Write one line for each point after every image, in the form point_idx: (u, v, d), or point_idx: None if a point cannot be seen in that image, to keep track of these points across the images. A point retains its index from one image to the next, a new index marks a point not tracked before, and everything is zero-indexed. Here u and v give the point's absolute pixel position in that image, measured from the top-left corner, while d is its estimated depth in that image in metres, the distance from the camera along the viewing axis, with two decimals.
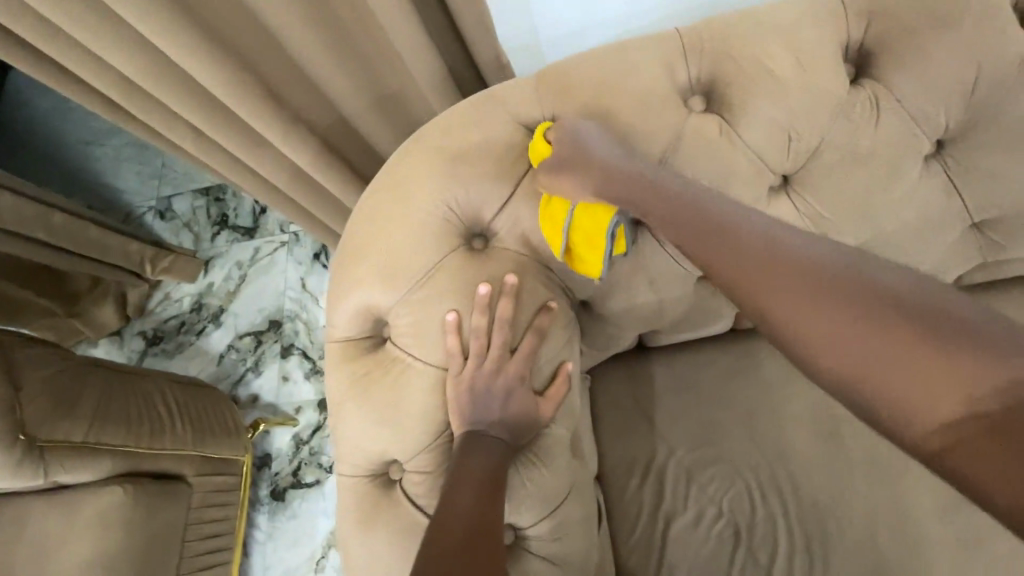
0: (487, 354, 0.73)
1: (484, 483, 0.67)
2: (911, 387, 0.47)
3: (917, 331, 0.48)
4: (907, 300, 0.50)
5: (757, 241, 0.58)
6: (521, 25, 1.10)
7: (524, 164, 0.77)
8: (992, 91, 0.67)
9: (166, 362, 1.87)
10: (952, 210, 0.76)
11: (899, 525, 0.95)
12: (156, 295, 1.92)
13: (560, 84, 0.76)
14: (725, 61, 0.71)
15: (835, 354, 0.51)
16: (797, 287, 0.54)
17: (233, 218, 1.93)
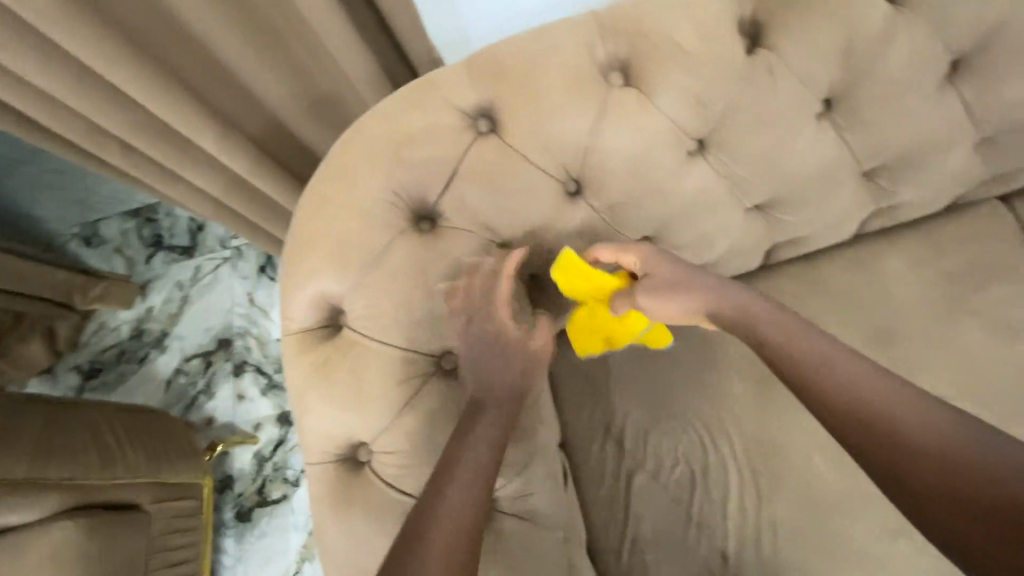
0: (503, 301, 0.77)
1: (482, 468, 0.68)
2: (931, 480, 0.57)
3: (938, 442, 0.59)
4: (925, 413, 0.61)
5: (796, 337, 0.70)
6: (446, 18, 1.14)
7: (463, 147, 0.80)
8: (865, 53, 0.76)
9: (107, 395, 1.78)
10: (845, 162, 0.85)
11: (831, 452, 1.05)
12: (88, 326, 1.82)
13: (488, 68, 0.80)
14: (637, 38, 0.77)
15: (870, 443, 0.61)
16: (830, 379, 0.66)
17: (169, 238, 1.86)
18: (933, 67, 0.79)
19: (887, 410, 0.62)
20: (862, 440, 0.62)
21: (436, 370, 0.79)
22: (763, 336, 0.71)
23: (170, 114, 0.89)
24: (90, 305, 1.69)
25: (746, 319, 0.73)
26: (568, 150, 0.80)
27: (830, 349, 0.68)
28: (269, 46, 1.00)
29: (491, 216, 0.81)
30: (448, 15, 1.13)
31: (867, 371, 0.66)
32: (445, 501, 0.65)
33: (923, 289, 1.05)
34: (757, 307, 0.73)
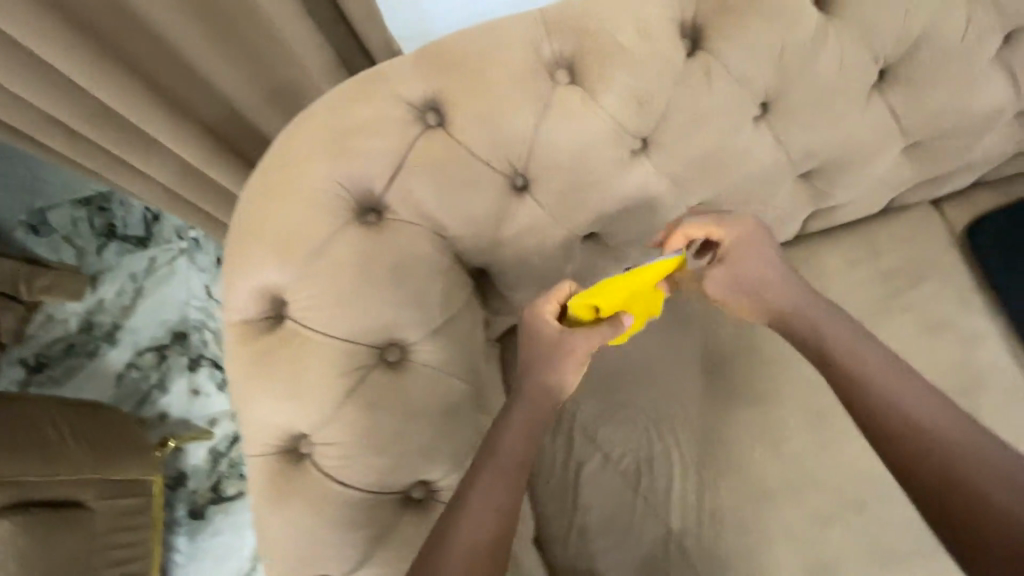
0: (546, 299, 0.79)
1: (507, 475, 0.72)
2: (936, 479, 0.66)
3: (951, 448, 0.67)
4: (945, 421, 0.69)
5: (840, 340, 0.77)
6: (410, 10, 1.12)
7: (410, 139, 0.80)
8: (796, 58, 0.79)
9: (53, 389, 1.71)
10: (782, 163, 0.89)
11: (770, 443, 1.09)
12: (35, 318, 1.74)
13: (437, 61, 0.80)
14: (581, 36, 0.78)
15: (892, 438, 0.70)
16: (863, 380, 0.74)
17: (123, 228, 1.81)
18: (862, 75, 0.82)
19: (914, 414, 0.70)
20: (886, 432, 0.70)
21: (379, 362, 0.79)
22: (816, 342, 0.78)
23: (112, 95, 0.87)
24: (37, 297, 1.65)
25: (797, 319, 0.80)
26: (514, 144, 0.81)
27: (876, 357, 0.75)
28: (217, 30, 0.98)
29: (438, 208, 0.81)
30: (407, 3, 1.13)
31: (903, 379, 0.73)
32: (471, 506, 0.69)
33: (861, 287, 1.10)
34: (808, 314, 0.80)
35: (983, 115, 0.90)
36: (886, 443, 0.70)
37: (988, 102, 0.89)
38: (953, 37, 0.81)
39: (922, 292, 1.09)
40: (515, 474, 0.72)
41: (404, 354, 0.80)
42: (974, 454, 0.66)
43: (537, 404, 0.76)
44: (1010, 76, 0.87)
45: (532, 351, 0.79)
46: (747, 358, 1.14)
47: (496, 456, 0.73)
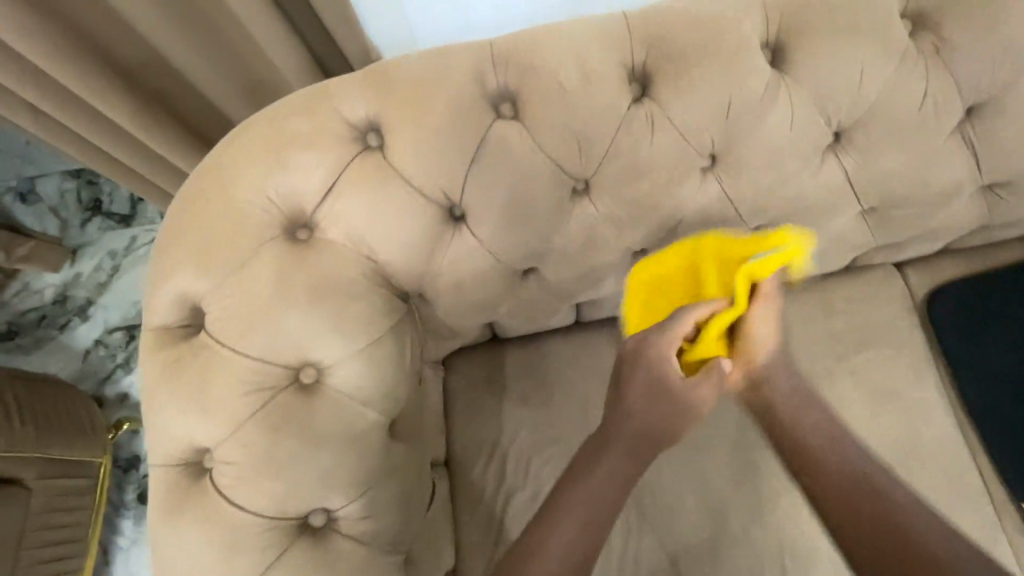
0: (666, 335, 0.72)
1: (588, 509, 0.72)
2: (875, 550, 0.64)
3: (899, 524, 0.64)
4: (893, 493, 0.68)
5: (805, 415, 0.75)
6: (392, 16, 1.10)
7: (347, 158, 0.79)
8: (744, 115, 0.78)
9: (20, 359, 1.69)
10: (730, 216, 0.86)
11: (701, 497, 1.05)
12: (12, 286, 1.73)
13: (381, 83, 0.80)
14: (526, 73, 0.77)
15: (840, 512, 0.67)
16: (819, 449, 0.72)
17: (107, 205, 1.78)
18: (815, 136, 0.80)
19: (864, 484, 0.69)
20: (830, 504, 0.68)
21: (292, 383, 0.77)
22: (785, 409, 0.76)
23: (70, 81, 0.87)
24: (16, 265, 1.64)
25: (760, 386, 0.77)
26: (452, 172, 0.79)
27: (827, 421, 0.75)
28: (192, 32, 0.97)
29: (368, 231, 0.80)
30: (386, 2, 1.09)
31: (855, 446, 0.72)
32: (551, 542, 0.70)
33: (811, 344, 1.08)
34: (778, 378, 0.77)
35: (943, 188, 0.88)
36: (837, 518, 0.67)
37: (945, 173, 0.86)
38: (908, 107, 0.80)
39: (872, 358, 1.07)
40: (590, 520, 0.72)
41: (319, 376, 0.79)
42: (922, 529, 0.64)
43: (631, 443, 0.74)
44: (971, 150, 0.85)
45: (641, 390, 0.73)
46: None
47: (580, 488, 0.73)
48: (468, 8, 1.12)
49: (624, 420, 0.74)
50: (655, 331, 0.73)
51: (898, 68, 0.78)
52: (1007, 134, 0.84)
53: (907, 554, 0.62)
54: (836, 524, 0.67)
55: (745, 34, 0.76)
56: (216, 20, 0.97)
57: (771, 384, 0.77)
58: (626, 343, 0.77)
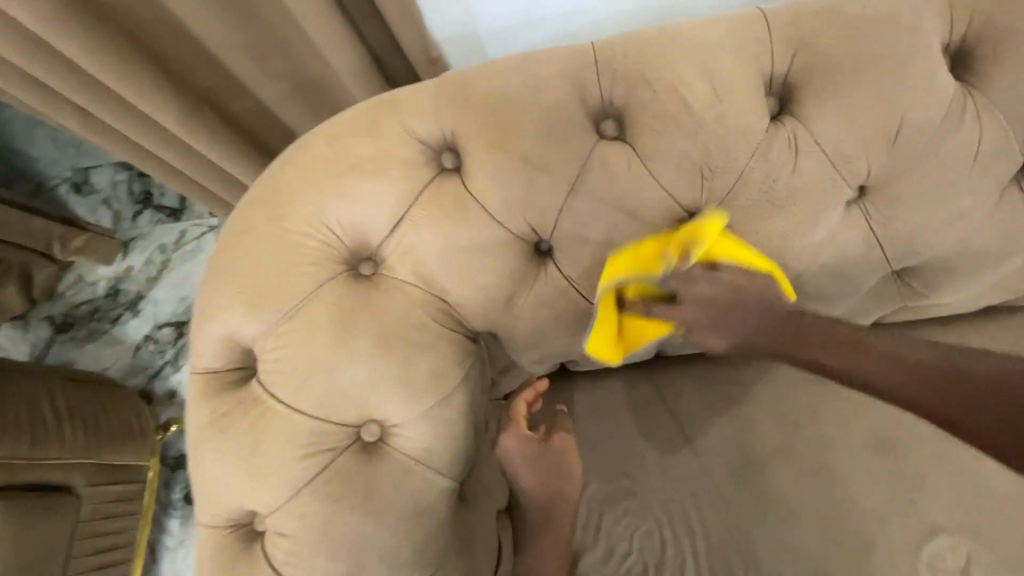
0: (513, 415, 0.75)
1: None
2: (957, 406, 0.53)
3: (944, 368, 0.55)
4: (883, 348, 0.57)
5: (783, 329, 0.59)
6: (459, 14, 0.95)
7: (420, 184, 0.67)
8: (915, 138, 0.62)
9: (76, 354, 1.56)
10: (872, 258, 0.71)
11: (800, 565, 0.91)
12: (66, 276, 1.57)
13: (461, 94, 0.67)
14: (637, 84, 0.63)
15: (911, 395, 0.54)
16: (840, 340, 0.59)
17: (159, 196, 1.57)
18: (996, 169, 0.64)
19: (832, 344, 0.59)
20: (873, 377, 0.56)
21: (353, 442, 0.68)
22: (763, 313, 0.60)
23: (117, 83, 0.78)
24: (70, 257, 1.44)
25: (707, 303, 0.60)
26: (540, 202, 0.66)
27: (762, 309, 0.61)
28: (248, 27, 0.86)
29: (441, 269, 0.69)
30: None
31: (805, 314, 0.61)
32: None
33: None
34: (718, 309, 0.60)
35: None
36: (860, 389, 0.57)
37: None
38: None
39: None
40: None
41: (384, 434, 0.69)
42: (923, 368, 0.55)
43: (550, 514, 0.80)
44: None
45: (525, 467, 0.76)
46: (791, 462, 0.96)
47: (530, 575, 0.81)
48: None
49: (538, 499, 0.79)
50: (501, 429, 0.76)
51: None
52: None
53: None
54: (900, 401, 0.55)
55: (924, 38, 0.60)
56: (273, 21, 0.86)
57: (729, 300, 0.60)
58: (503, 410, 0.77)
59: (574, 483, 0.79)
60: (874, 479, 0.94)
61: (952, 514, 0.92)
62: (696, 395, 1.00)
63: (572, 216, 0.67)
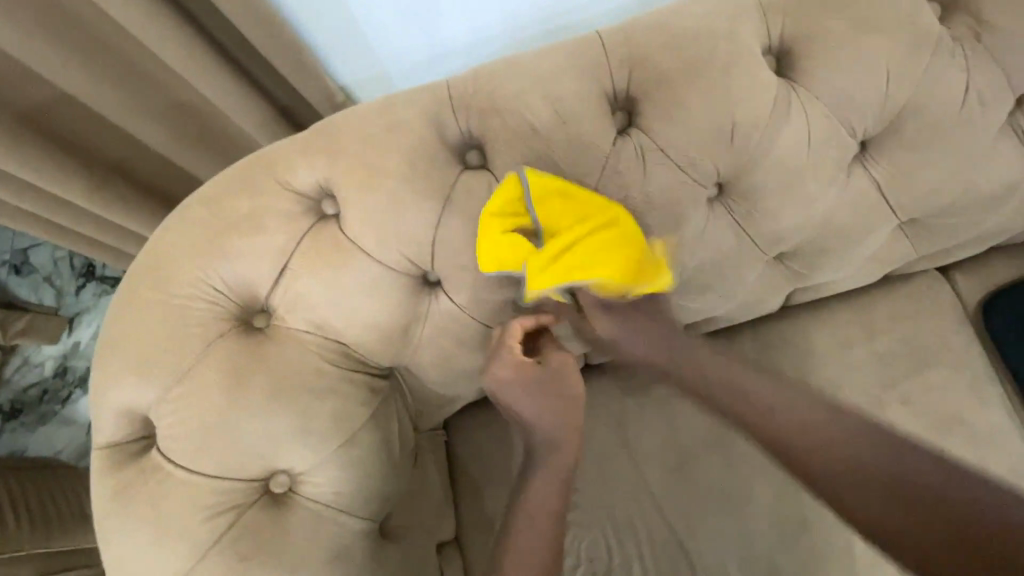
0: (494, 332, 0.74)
1: (546, 528, 0.67)
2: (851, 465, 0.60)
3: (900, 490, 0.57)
4: (930, 484, 0.56)
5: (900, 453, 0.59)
6: (359, 63, 0.96)
7: (298, 235, 0.69)
8: (751, 135, 0.66)
9: (25, 442, 1.35)
10: (743, 247, 0.75)
11: (743, 554, 0.93)
12: (10, 360, 1.35)
13: (326, 141, 0.69)
14: (489, 113, 0.66)
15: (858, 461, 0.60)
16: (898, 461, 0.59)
17: (105, 267, 1.39)
18: (835, 153, 0.69)
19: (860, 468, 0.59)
20: (909, 524, 0.55)
21: (262, 495, 0.69)
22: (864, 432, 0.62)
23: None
24: (15, 341, 1.28)
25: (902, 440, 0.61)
26: (412, 237, 0.68)
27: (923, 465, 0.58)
28: (134, 94, 0.87)
29: (331, 313, 0.70)
30: (342, 34, 0.89)
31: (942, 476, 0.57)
32: (513, 546, 0.66)
33: (850, 374, 0.97)
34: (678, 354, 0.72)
35: (992, 187, 0.75)
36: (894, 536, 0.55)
37: (991, 180, 0.75)
38: (946, 106, 0.67)
39: (926, 384, 0.95)
40: (557, 516, 0.68)
41: (292, 483, 0.70)
42: (969, 509, 0.53)
43: (555, 440, 0.70)
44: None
45: (514, 394, 0.69)
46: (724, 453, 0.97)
47: (531, 515, 0.67)
48: (440, 32, 0.91)
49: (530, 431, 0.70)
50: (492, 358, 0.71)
51: (931, 62, 0.66)
52: None
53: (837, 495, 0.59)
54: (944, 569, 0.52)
55: (745, 44, 0.65)
56: (161, 87, 0.88)
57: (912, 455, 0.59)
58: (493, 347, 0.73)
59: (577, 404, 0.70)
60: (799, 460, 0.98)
61: None
62: (625, 400, 1.01)
63: (448, 245, 0.68)
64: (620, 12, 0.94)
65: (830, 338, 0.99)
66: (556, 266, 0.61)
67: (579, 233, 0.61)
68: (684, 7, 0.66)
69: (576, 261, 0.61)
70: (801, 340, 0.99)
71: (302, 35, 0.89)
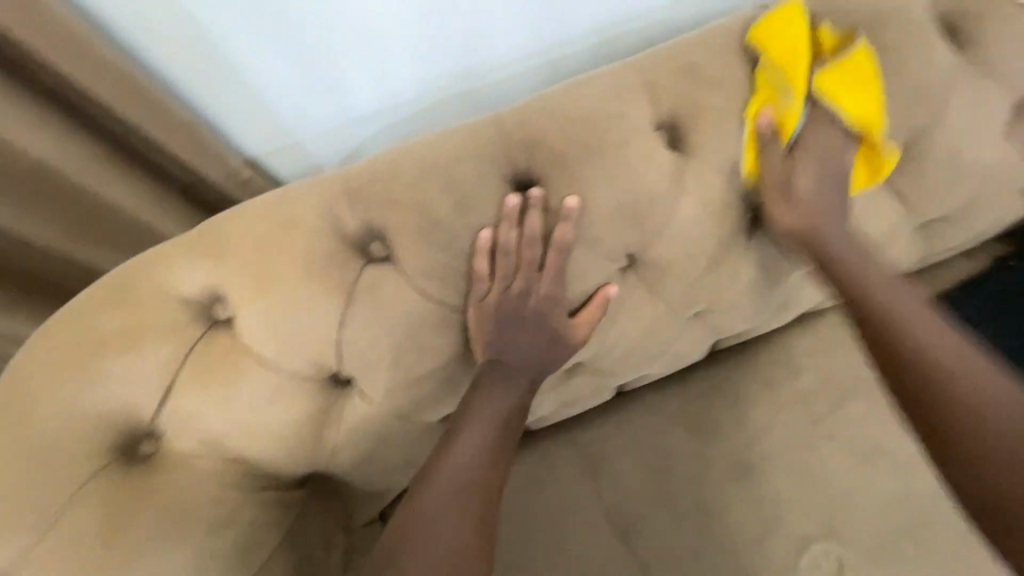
0: (482, 279, 0.64)
1: (482, 464, 0.66)
2: (948, 392, 0.63)
3: (977, 428, 0.62)
4: (998, 429, 0.61)
5: (1000, 404, 0.62)
6: (262, 135, 0.89)
7: (184, 349, 0.62)
8: (650, 208, 0.67)
9: None
10: (660, 312, 0.76)
11: None
12: None
13: (213, 242, 0.63)
14: (387, 205, 0.63)
15: (950, 392, 0.63)
16: (986, 414, 0.62)
17: None
18: (732, 218, 0.70)
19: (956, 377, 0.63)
20: (953, 457, 0.63)
21: None
22: (980, 380, 0.63)
23: None
24: None
25: (1000, 399, 0.63)
26: (314, 340, 0.63)
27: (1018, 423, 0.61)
28: None
29: (228, 431, 0.63)
30: (240, 107, 0.84)
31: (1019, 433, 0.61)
32: (442, 468, 0.65)
33: (778, 414, 0.99)
34: (834, 232, 0.69)
35: (881, 236, 0.79)
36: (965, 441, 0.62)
37: (881, 227, 0.78)
38: None
39: (849, 416, 0.99)
40: (493, 451, 0.67)
41: None
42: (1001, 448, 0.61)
43: (518, 371, 0.69)
44: (900, 198, 0.78)
45: (527, 324, 0.67)
46: (669, 511, 0.95)
47: (467, 433, 0.66)
48: (348, 104, 0.87)
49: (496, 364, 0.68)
50: (506, 290, 0.64)
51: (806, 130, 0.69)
52: (934, 179, 0.76)
53: (920, 413, 0.64)
54: (974, 486, 0.62)
55: (635, 124, 0.66)
56: None
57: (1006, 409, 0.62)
58: (495, 280, 0.64)
59: (567, 353, 0.70)
60: (751, 496, 0.95)
61: (824, 524, 0.94)
62: (568, 465, 0.98)
63: (353, 343, 0.64)
64: (539, 80, 0.91)
65: (757, 380, 1.01)
66: (837, 89, 0.66)
67: (857, 84, 0.66)
68: (576, 88, 0.67)
69: (860, 94, 0.66)
70: (730, 384, 1.02)
71: (195, 116, 0.84)
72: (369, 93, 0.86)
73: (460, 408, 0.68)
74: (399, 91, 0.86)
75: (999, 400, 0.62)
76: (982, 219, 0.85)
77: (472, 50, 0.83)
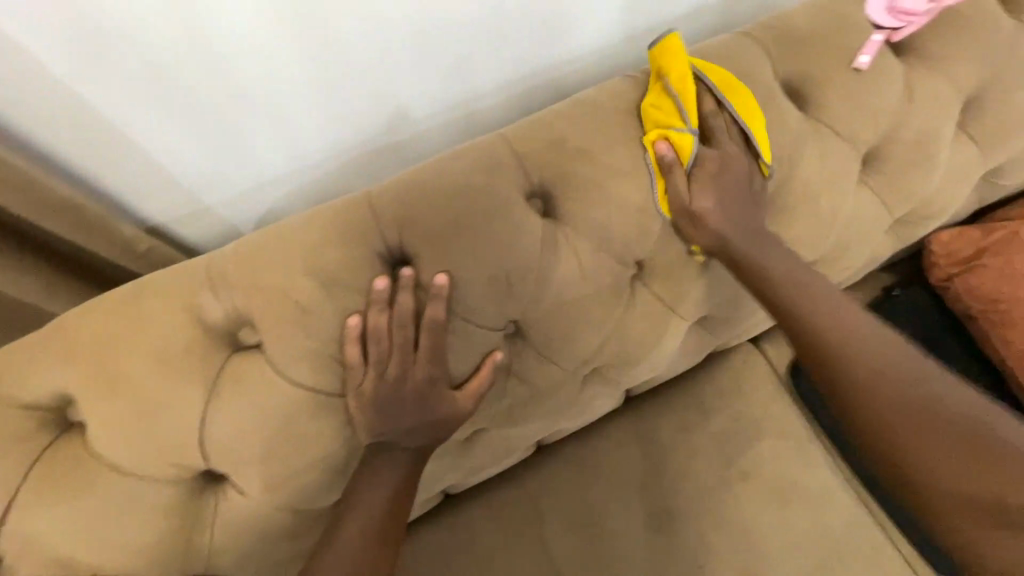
0: (357, 367, 0.62)
1: (378, 536, 0.63)
2: (883, 385, 0.67)
3: (924, 409, 0.66)
4: (933, 400, 0.66)
5: (927, 381, 0.67)
6: (156, 200, 0.83)
7: (26, 462, 0.57)
8: (527, 278, 0.67)
9: None
10: (553, 374, 0.76)
11: None
12: None
13: (62, 340, 0.59)
14: (250, 293, 0.61)
15: (877, 385, 0.67)
16: (907, 400, 0.66)
17: None
18: (611, 280, 0.72)
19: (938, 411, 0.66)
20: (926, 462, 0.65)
21: None
22: (897, 367, 0.68)
23: None
24: None
25: (920, 381, 0.67)
26: (176, 441, 0.59)
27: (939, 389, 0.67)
28: None
29: (81, 547, 0.58)
30: (131, 171, 0.78)
31: (944, 389, 0.67)
32: (336, 544, 0.62)
33: (693, 458, 1.00)
34: (756, 250, 0.70)
35: None
36: (952, 506, 0.65)
37: None
38: None
39: (761, 454, 1.01)
40: (388, 521, 0.64)
41: None
42: (951, 415, 0.66)
43: (409, 444, 0.67)
44: None
45: (409, 405, 0.65)
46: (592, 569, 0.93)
47: (357, 511, 0.64)
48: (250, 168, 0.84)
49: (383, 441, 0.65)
50: (382, 375, 0.63)
51: None
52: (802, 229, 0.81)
53: (876, 412, 0.66)
54: (947, 487, 0.64)
55: (506, 196, 0.66)
56: None
57: (928, 382, 0.67)
58: (367, 365, 0.63)
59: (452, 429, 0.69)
60: (673, 545, 0.95)
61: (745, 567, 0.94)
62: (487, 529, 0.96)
63: (219, 441, 0.60)
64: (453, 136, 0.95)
65: (672, 424, 1.03)
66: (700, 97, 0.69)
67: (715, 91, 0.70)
68: (447, 163, 0.67)
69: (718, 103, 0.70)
70: (645, 430, 1.03)
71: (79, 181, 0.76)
72: (273, 154, 0.83)
73: (347, 488, 0.66)
74: (303, 152, 0.85)
75: (919, 377, 0.67)
76: (855, 260, 0.91)
77: (381, 111, 0.84)
